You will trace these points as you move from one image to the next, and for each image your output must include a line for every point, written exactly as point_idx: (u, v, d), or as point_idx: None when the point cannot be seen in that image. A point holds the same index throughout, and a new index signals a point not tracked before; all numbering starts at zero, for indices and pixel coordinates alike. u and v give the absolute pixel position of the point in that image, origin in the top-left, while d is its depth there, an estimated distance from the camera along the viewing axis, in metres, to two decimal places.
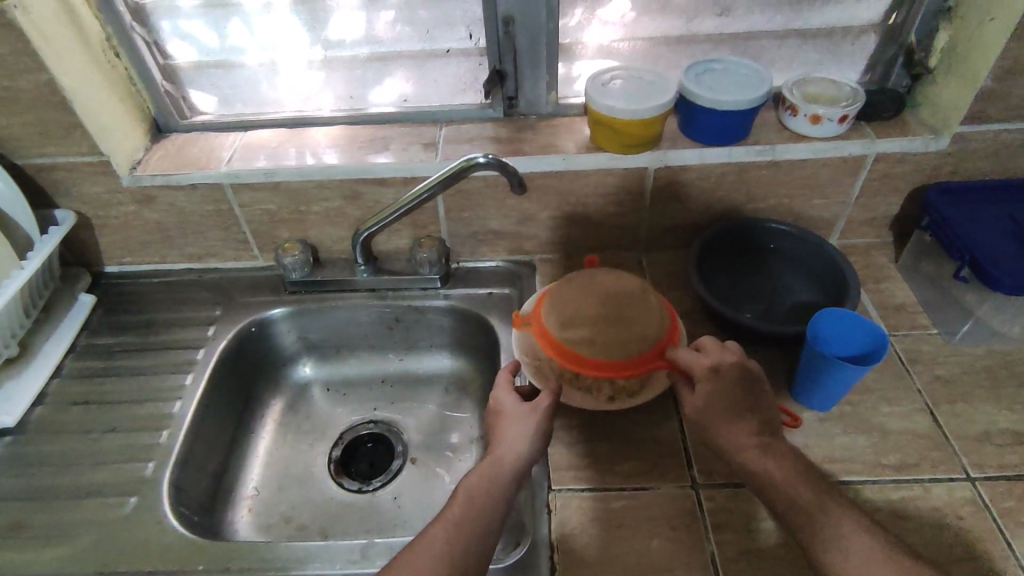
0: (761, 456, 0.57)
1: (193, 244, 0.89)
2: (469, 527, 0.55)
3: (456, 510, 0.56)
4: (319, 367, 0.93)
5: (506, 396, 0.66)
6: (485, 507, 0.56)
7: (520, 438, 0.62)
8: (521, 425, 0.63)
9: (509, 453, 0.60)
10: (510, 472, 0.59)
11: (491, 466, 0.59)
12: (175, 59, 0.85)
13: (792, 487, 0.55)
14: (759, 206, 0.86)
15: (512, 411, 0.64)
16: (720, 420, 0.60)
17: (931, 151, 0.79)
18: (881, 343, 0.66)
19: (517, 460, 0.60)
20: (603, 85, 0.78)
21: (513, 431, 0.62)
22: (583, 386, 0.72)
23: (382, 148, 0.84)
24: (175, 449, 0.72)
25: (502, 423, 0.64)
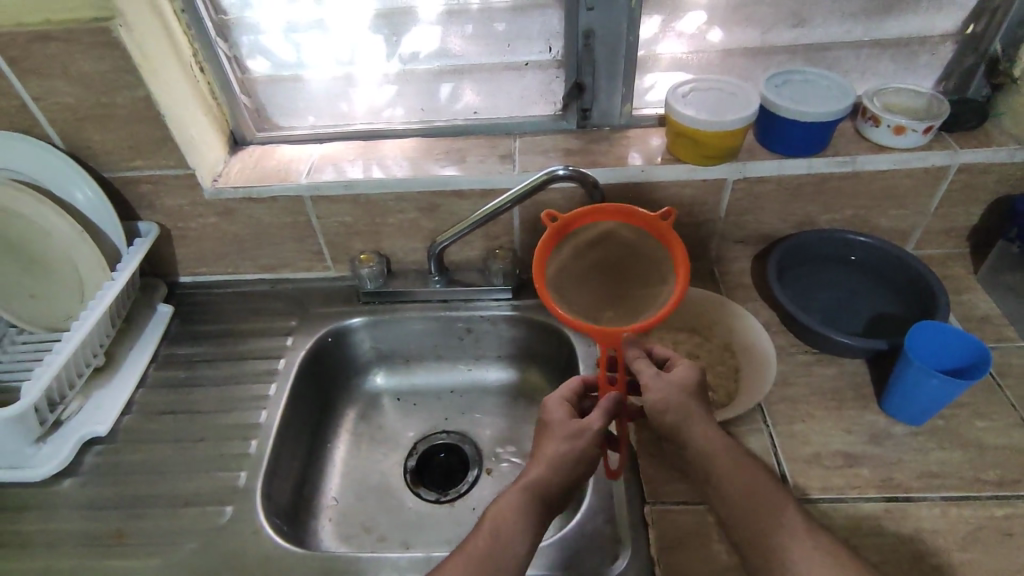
0: (733, 459, 0.60)
1: (268, 254, 0.91)
2: (491, 560, 0.55)
3: (482, 539, 0.57)
4: (389, 377, 0.93)
5: (556, 411, 0.65)
6: (510, 538, 0.57)
7: (556, 463, 0.61)
8: (559, 447, 0.62)
9: (541, 479, 0.60)
10: (537, 498, 0.59)
11: (520, 492, 0.59)
12: (253, 73, 0.87)
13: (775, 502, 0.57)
14: (835, 217, 0.85)
15: (558, 429, 0.63)
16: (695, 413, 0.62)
17: (1016, 161, 0.78)
18: (984, 357, 0.64)
19: (547, 485, 0.60)
20: (683, 97, 0.78)
21: (551, 451, 0.62)
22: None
23: (457, 160, 0.85)
24: (263, 458, 0.73)
25: (545, 440, 0.64)
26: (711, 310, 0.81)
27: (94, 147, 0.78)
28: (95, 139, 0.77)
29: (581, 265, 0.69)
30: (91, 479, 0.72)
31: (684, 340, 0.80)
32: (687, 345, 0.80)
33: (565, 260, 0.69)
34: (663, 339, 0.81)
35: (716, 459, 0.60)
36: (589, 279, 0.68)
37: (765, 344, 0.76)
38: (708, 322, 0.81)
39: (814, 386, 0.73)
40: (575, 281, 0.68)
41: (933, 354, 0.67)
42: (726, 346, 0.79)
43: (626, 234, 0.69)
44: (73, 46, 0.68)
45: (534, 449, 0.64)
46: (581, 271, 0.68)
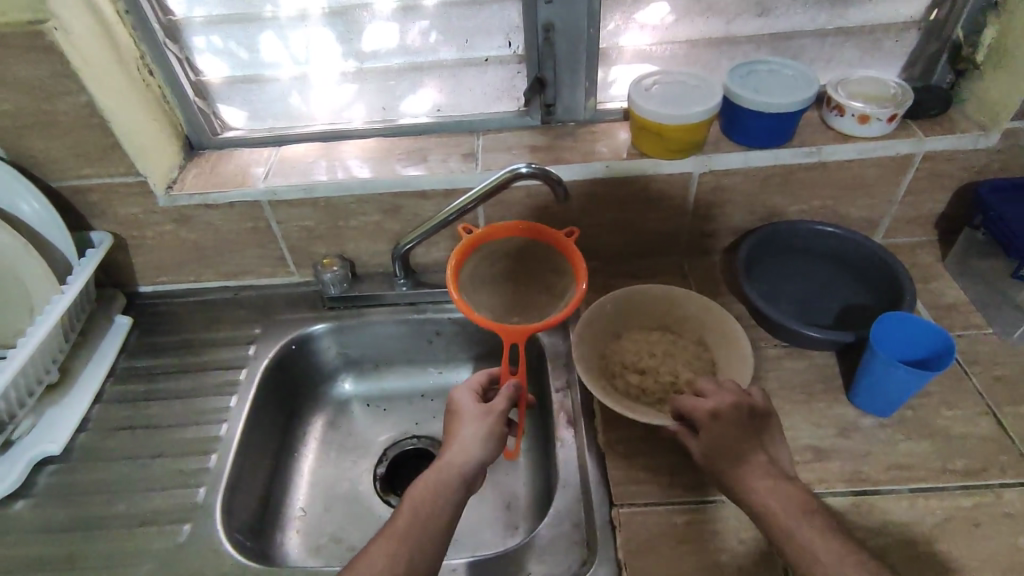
0: (783, 509, 0.55)
1: (229, 261, 0.88)
2: (417, 538, 0.56)
3: (404, 518, 0.57)
4: (358, 382, 0.91)
5: (465, 397, 0.68)
6: (433, 515, 0.57)
7: (470, 440, 0.63)
8: (471, 426, 0.64)
9: (459, 455, 0.62)
10: (458, 476, 0.60)
11: (438, 473, 0.60)
12: (207, 74, 0.84)
13: (816, 545, 0.53)
14: (803, 208, 0.84)
15: (467, 412, 0.66)
16: (734, 461, 0.58)
17: (980, 147, 0.78)
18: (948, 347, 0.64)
19: (466, 463, 0.61)
20: (646, 90, 0.77)
21: (466, 433, 0.64)
22: (652, 405, 0.71)
23: (420, 159, 0.83)
24: (225, 471, 0.71)
25: (454, 424, 0.66)
26: (681, 302, 0.79)
27: (37, 156, 0.75)
28: (39, 148, 0.74)
29: (492, 272, 0.75)
30: (45, 500, 0.69)
31: (658, 337, 0.78)
32: (663, 343, 0.77)
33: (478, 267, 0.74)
34: (636, 336, 0.78)
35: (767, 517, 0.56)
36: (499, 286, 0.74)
37: (737, 334, 0.74)
38: (678, 317, 0.80)
39: (783, 379, 0.73)
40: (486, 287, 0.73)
41: (905, 348, 0.67)
42: (699, 340, 0.77)
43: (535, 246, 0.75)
44: (7, 52, 0.65)
45: (447, 433, 0.66)
46: (492, 278, 0.74)
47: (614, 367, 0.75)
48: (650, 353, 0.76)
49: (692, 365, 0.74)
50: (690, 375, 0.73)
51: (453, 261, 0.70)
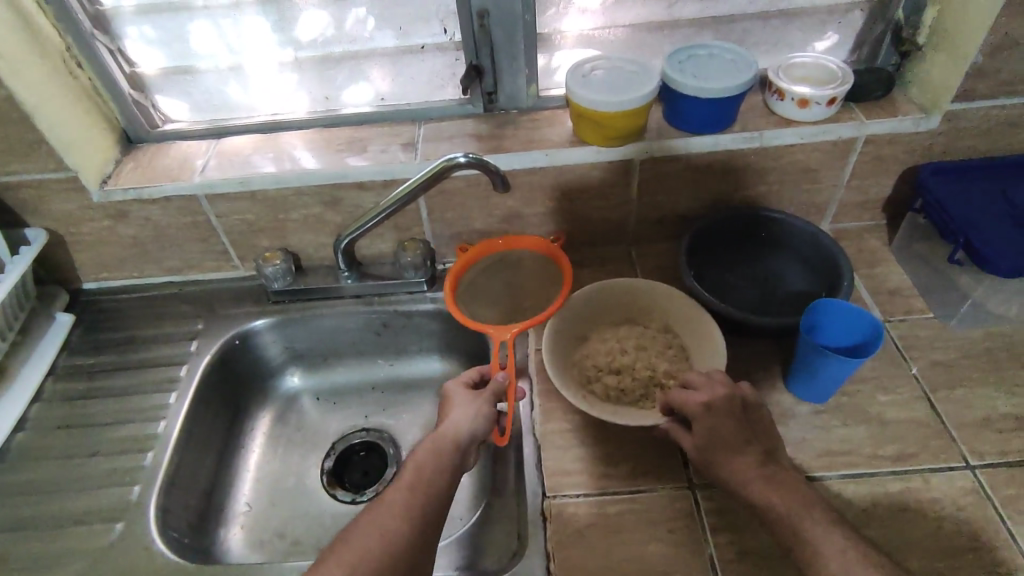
0: (783, 500, 0.55)
1: (172, 256, 0.87)
2: (409, 510, 0.57)
3: (399, 492, 0.58)
4: (308, 376, 0.91)
5: (457, 384, 0.70)
6: (426, 489, 0.59)
7: (462, 419, 0.64)
8: (463, 407, 0.66)
9: (451, 434, 0.63)
10: (451, 447, 0.62)
11: (435, 445, 0.62)
12: (140, 66, 0.82)
13: (811, 534, 0.53)
14: (748, 193, 0.84)
15: (458, 396, 0.68)
16: (728, 454, 0.59)
17: (921, 131, 0.77)
18: (876, 334, 0.64)
19: (460, 436, 0.63)
20: (583, 76, 0.75)
21: (458, 411, 0.66)
22: (634, 404, 0.68)
23: (359, 150, 0.82)
24: (161, 470, 0.70)
25: (446, 409, 0.67)
26: (638, 293, 0.77)
27: None
28: None
29: (490, 282, 0.82)
30: None
31: (626, 331, 0.75)
32: (632, 337, 0.74)
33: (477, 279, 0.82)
34: (605, 335, 0.75)
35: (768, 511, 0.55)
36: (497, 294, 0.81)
37: (706, 322, 0.72)
38: (639, 307, 0.78)
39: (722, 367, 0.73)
40: (484, 297, 0.81)
41: (824, 331, 0.67)
42: (667, 328, 0.75)
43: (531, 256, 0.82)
44: None
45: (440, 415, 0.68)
46: (491, 287, 0.82)
47: (588, 370, 0.71)
48: (621, 351, 0.72)
49: (665, 356, 0.72)
50: (667, 366, 0.70)
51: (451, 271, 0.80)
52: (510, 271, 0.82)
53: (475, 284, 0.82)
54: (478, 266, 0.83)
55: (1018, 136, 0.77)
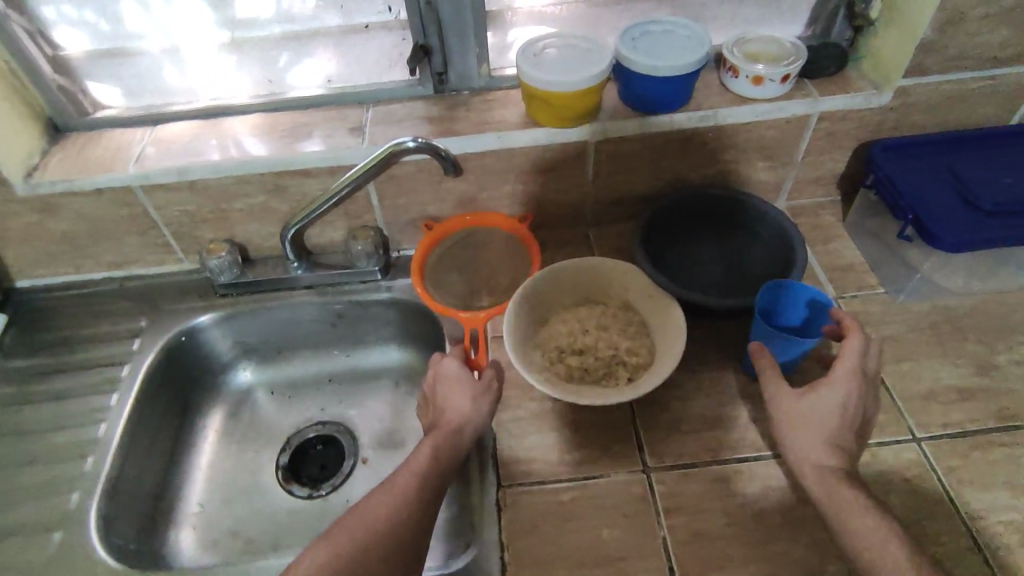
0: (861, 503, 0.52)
1: (110, 250, 0.83)
2: (415, 495, 0.56)
3: (407, 478, 0.57)
4: (260, 371, 0.88)
5: (452, 362, 0.67)
6: (430, 476, 0.58)
7: (465, 406, 0.63)
8: (463, 393, 0.65)
9: (460, 426, 0.62)
10: (461, 441, 0.62)
11: (445, 435, 0.61)
12: (66, 49, 0.78)
13: (868, 538, 0.51)
14: (704, 173, 0.83)
15: (457, 378, 0.66)
16: (828, 441, 0.56)
17: (873, 106, 0.76)
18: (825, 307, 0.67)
19: (469, 428, 0.63)
20: (535, 56, 0.73)
21: (464, 399, 0.64)
22: (598, 382, 0.68)
23: (305, 135, 0.78)
24: (100, 479, 0.67)
25: (444, 391, 0.66)
26: (596, 272, 0.75)
27: None
28: None
29: (452, 260, 0.82)
30: None
31: (588, 311, 0.73)
32: (594, 316, 0.72)
33: (439, 258, 0.82)
34: (566, 315, 0.73)
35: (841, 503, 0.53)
36: (460, 272, 0.82)
37: (663, 304, 0.71)
38: (599, 284, 0.75)
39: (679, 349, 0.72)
40: (449, 276, 0.82)
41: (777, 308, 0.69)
42: (626, 305, 0.74)
43: (494, 233, 0.82)
44: None
45: (438, 396, 0.66)
46: (453, 265, 0.82)
47: (552, 354, 0.70)
48: (583, 330, 0.71)
49: (627, 333, 0.71)
50: (629, 344, 0.70)
51: (416, 259, 0.79)
52: (475, 249, 0.83)
53: (438, 263, 0.82)
54: (439, 247, 0.82)
55: (965, 110, 0.78)
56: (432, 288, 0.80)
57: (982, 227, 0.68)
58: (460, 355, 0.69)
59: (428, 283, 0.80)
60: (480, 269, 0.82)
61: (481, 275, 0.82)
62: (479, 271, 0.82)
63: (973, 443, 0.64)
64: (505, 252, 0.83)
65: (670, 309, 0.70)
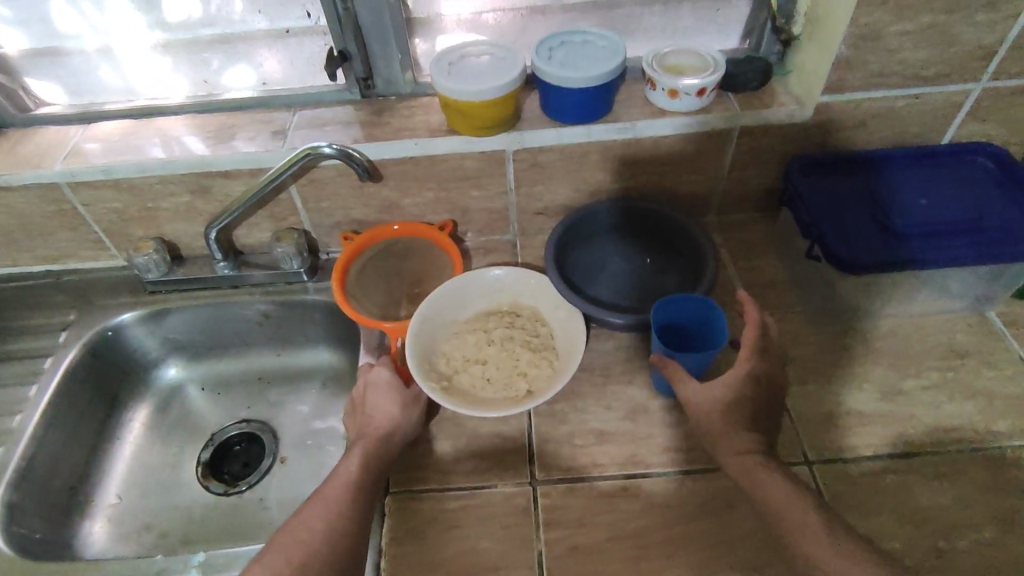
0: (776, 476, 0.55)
1: (44, 244, 0.85)
2: (348, 501, 0.57)
3: (338, 486, 0.57)
4: (191, 368, 0.90)
5: (379, 369, 0.68)
6: (364, 480, 0.58)
7: (394, 412, 0.64)
8: (392, 399, 0.65)
9: (388, 428, 0.63)
10: (390, 443, 0.62)
11: (373, 439, 0.62)
12: (4, 48, 0.80)
13: (785, 508, 0.53)
14: (629, 184, 0.82)
15: (387, 384, 0.67)
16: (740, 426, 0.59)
17: (796, 121, 0.76)
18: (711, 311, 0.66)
19: (397, 430, 0.63)
20: (450, 64, 0.73)
21: (390, 402, 0.65)
22: (497, 393, 0.68)
23: (230, 137, 0.79)
24: (10, 464, 0.70)
25: (373, 397, 0.66)
26: (510, 284, 0.77)
27: None
28: None
29: (377, 269, 0.84)
30: None
31: (496, 322, 0.74)
32: (500, 328, 0.74)
33: (363, 266, 0.83)
34: (474, 326, 0.74)
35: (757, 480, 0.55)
36: (384, 279, 0.83)
37: (570, 317, 0.73)
38: (511, 297, 0.77)
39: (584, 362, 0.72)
40: (372, 283, 0.83)
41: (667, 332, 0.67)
42: (538, 317, 0.75)
43: (419, 242, 0.85)
44: None
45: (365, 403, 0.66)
46: (377, 274, 0.84)
47: (455, 363, 0.71)
48: (488, 342, 0.72)
49: (531, 345, 0.72)
50: (531, 356, 0.70)
51: (339, 263, 0.80)
52: (400, 257, 0.85)
53: (362, 270, 0.83)
54: (364, 255, 0.84)
55: (890, 128, 0.77)
56: (354, 293, 0.80)
57: (889, 250, 0.67)
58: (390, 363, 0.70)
59: (350, 288, 0.81)
60: (404, 277, 0.83)
61: (404, 283, 0.83)
62: (403, 279, 0.84)
63: (867, 470, 0.63)
64: (429, 261, 0.85)
65: (575, 324, 0.72)
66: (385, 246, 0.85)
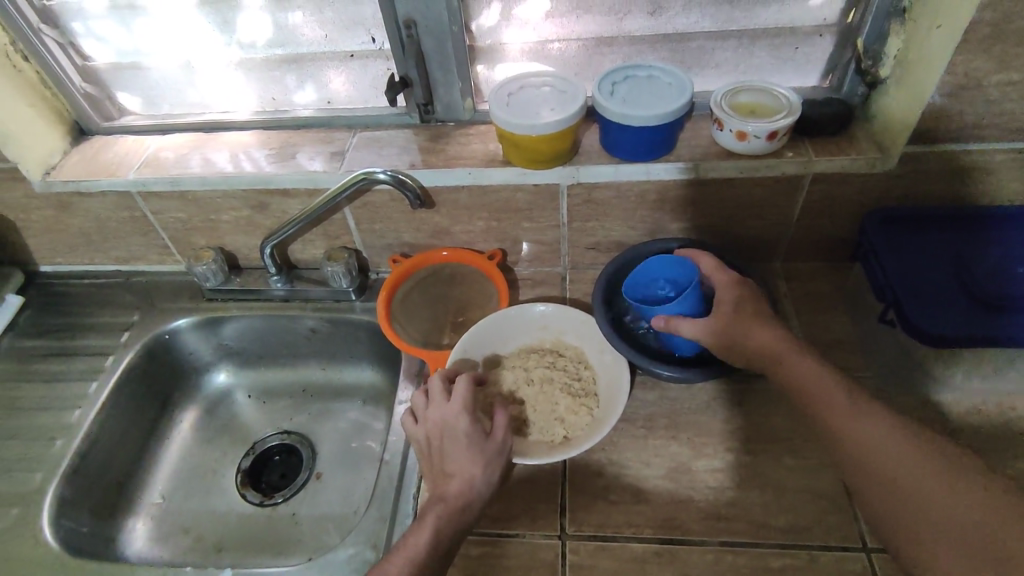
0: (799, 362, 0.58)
1: (117, 247, 0.90)
2: None
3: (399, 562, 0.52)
4: (239, 373, 0.92)
5: (461, 419, 0.61)
6: (430, 560, 0.53)
7: (474, 472, 0.58)
8: (473, 455, 0.59)
9: (466, 494, 0.57)
10: (464, 511, 0.56)
11: (449, 504, 0.56)
12: (93, 60, 0.84)
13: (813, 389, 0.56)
14: (689, 226, 0.79)
15: (467, 437, 0.60)
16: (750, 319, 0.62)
17: (877, 171, 0.70)
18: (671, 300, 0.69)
19: (474, 497, 0.57)
20: (509, 96, 0.72)
21: (470, 463, 0.58)
22: (536, 433, 0.66)
23: (291, 155, 0.81)
24: (66, 458, 0.74)
25: (452, 448, 0.60)
26: (554, 321, 0.75)
27: None
28: None
29: (423, 294, 0.84)
30: None
31: (537, 361, 0.72)
32: (541, 367, 0.72)
33: (410, 291, 0.84)
34: (512, 362, 0.73)
35: (801, 376, 0.57)
36: (431, 304, 0.83)
37: (615, 363, 0.70)
38: (555, 335, 0.75)
39: (626, 411, 0.69)
40: (418, 308, 0.83)
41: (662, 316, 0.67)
42: (580, 358, 0.73)
43: (466, 268, 0.84)
44: None
45: (442, 454, 0.60)
46: (423, 299, 0.83)
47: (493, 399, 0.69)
48: (529, 381, 0.70)
49: (570, 388, 0.69)
50: (569, 401, 0.68)
51: (385, 287, 0.81)
52: (447, 284, 0.84)
53: (409, 295, 0.83)
54: (410, 279, 0.84)
55: (987, 183, 0.70)
56: (399, 319, 0.81)
57: (974, 320, 0.61)
58: (471, 408, 0.62)
59: (396, 314, 0.81)
60: (449, 302, 0.83)
61: (450, 309, 0.83)
62: (448, 306, 0.83)
63: None
64: (476, 286, 0.83)
65: (621, 371, 0.69)
66: (431, 270, 0.84)
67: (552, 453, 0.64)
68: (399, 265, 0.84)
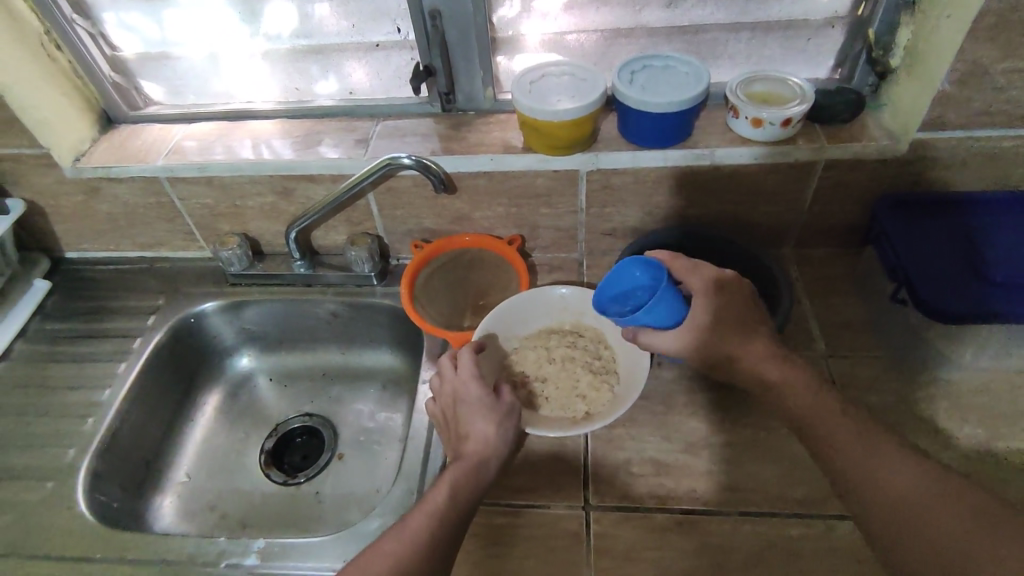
0: (794, 383, 0.59)
1: (143, 233, 0.92)
2: (429, 537, 0.53)
3: (422, 517, 0.54)
4: (261, 358, 0.94)
5: (471, 383, 0.63)
6: (454, 514, 0.55)
7: (489, 432, 0.60)
8: (487, 417, 0.61)
9: (483, 452, 0.59)
10: (483, 466, 0.58)
11: (467, 461, 0.58)
12: (122, 50, 0.86)
13: (808, 410, 0.57)
14: (704, 212, 0.81)
15: (479, 401, 0.62)
16: (734, 334, 0.60)
17: (887, 158, 0.72)
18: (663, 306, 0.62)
19: (491, 454, 0.59)
20: (531, 84, 0.74)
21: (484, 423, 0.61)
22: (556, 408, 0.68)
23: (316, 142, 0.83)
24: (97, 436, 0.75)
25: (465, 413, 0.62)
26: (574, 303, 0.78)
27: None
28: None
29: (444, 278, 0.86)
30: None
31: (557, 341, 0.74)
32: (561, 347, 0.74)
33: (431, 275, 0.85)
34: (533, 342, 0.75)
35: (797, 397, 0.58)
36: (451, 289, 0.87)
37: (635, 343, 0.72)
38: (574, 318, 0.78)
39: (645, 390, 0.71)
40: (439, 293, 0.86)
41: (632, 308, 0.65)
42: (599, 339, 0.75)
43: (487, 253, 0.86)
44: None
45: (456, 419, 0.62)
46: (444, 284, 0.86)
47: (514, 377, 0.71)
48: (549, 360, 0.72)
49: (590, 366, 0.71)
50: (589, 378, 0.70)
51: (408, 271, 0.82)
52: (466, 269, 0.87)
53: (430, 279, 0.85)
54: (433, 265, 0.85)
55: (994, 169, 0.72)
56: (421, 303, 0.83)
57: (984, 299, 0.63)
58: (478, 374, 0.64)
59: (418, 297, 0.83)
60: (468, 287, 0.87)
61: (469, 293, 0.87)
62: (469, 291, 0.87)
63: None
64: (495, 271, 0.86)
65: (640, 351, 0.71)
66: (454, 255, 0.86)
67: (574, 426, 0.65)
68: (422, 250, 0.85)
